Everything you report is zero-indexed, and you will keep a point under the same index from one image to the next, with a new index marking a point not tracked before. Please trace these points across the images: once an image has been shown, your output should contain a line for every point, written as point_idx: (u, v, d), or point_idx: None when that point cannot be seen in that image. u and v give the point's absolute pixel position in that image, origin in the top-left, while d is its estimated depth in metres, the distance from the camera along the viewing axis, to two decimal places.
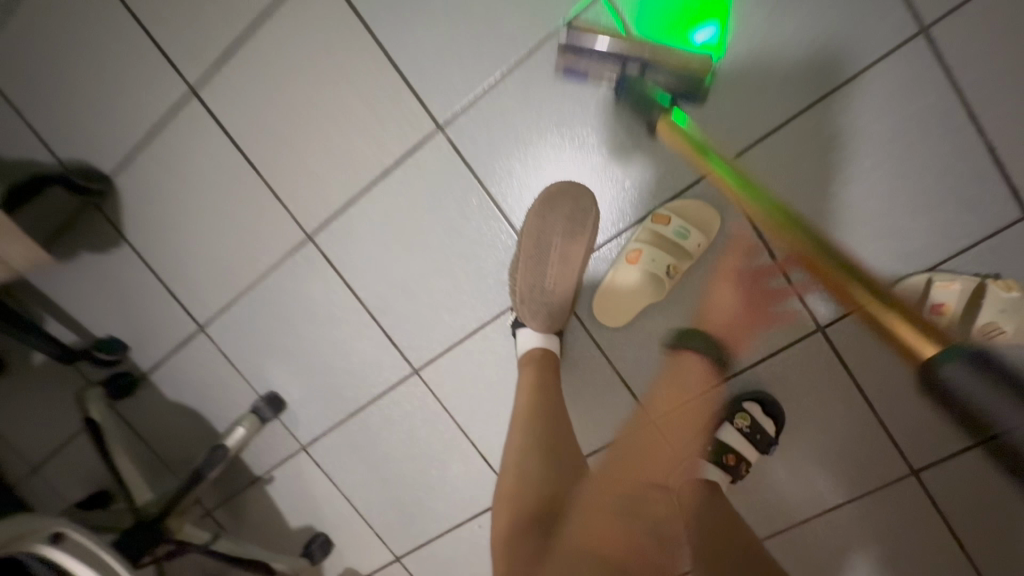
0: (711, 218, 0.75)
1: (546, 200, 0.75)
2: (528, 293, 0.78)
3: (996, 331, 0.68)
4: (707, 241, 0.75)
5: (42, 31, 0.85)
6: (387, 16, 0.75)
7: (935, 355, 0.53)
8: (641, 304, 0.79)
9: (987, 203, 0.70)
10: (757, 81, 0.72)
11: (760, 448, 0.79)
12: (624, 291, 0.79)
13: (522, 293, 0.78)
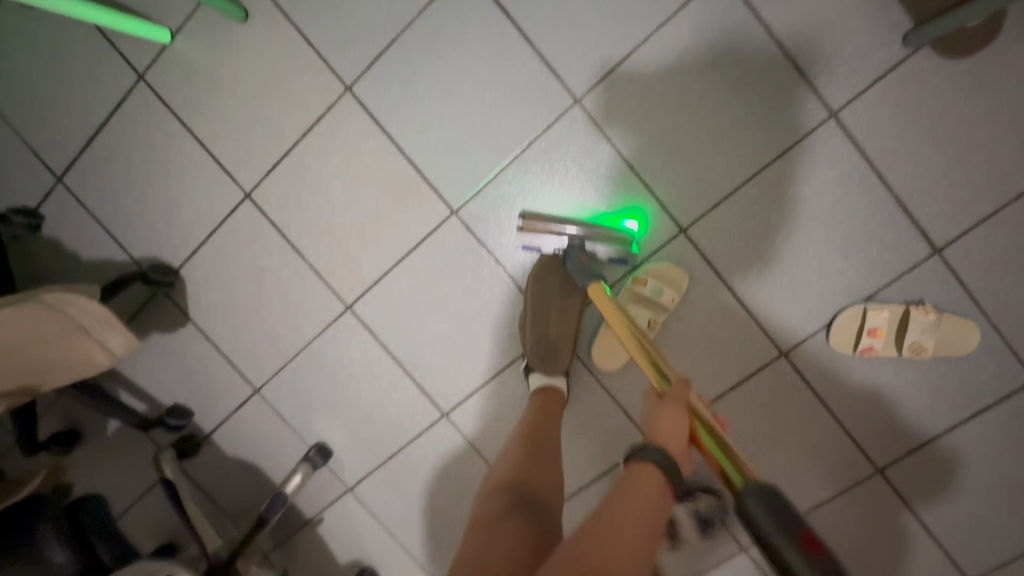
0: (680, 276, 0.91)
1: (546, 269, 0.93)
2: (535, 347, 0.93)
3: (919, 348, 0.85)
4: (679, 295, 0.91)
5: (120, 155, 1.03)
6: (407, 128, 0.93)
7: (742, 487, 0.62)
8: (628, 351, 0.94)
9: (903, 244, 0.86)
10: (708, 160, 0.88)
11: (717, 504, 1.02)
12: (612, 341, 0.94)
13: (529, 345, 0.93)
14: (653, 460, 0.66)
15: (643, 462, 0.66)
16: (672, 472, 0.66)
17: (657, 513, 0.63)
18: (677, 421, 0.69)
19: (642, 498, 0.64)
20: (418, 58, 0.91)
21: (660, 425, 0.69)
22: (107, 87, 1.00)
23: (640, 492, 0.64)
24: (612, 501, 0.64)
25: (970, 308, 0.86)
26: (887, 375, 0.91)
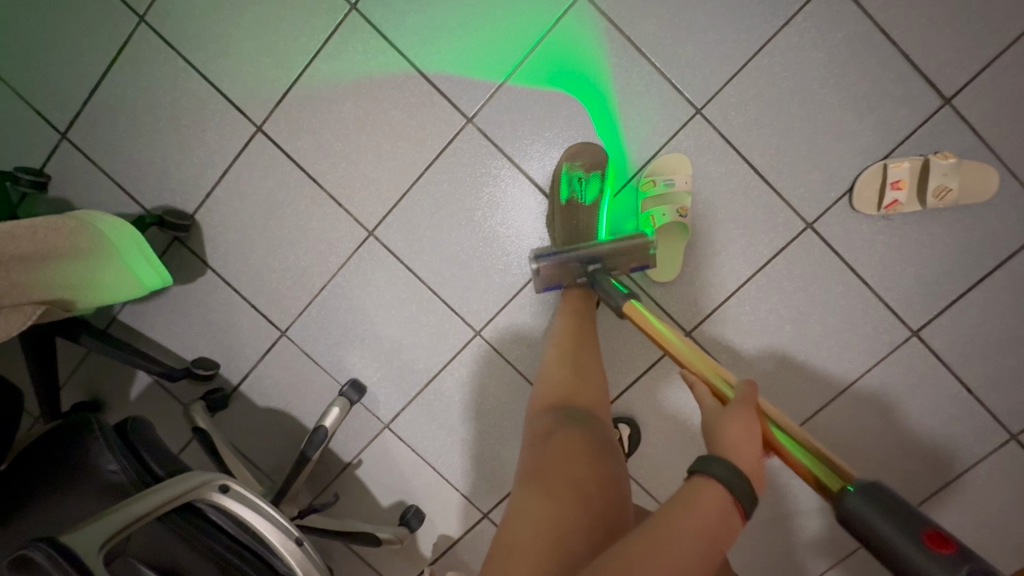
0: (683, 163, 0.93)
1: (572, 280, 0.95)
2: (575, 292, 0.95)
3: (946, 191, 0.87)
4: (689, 177, 0.92)
5: (126, 102, 1.02)
6: (415, 41, 0.95)
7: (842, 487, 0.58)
8: (671, 250, 0.95)
9: (913, 98, 0.89)
10: (716, 37, 0.91)
11: None
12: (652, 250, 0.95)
13: (562, 236, 0.95)
14: (720, 474, 0.58)
15: (705, 478, 0.58)
16: (741, 490, 0.57)
17: (709, 541, 0.54)
18: (746, 425, 0.64)
19: (702, 518, 0.55)
20: None
21: (730, 433, 0.63)
22: (108, 31, 0.99)
23: (704, 511, 0.55)
24: (673, 514, 0.55)
25: (984, 154, 0.89)
26: (910, 232, 0.93)
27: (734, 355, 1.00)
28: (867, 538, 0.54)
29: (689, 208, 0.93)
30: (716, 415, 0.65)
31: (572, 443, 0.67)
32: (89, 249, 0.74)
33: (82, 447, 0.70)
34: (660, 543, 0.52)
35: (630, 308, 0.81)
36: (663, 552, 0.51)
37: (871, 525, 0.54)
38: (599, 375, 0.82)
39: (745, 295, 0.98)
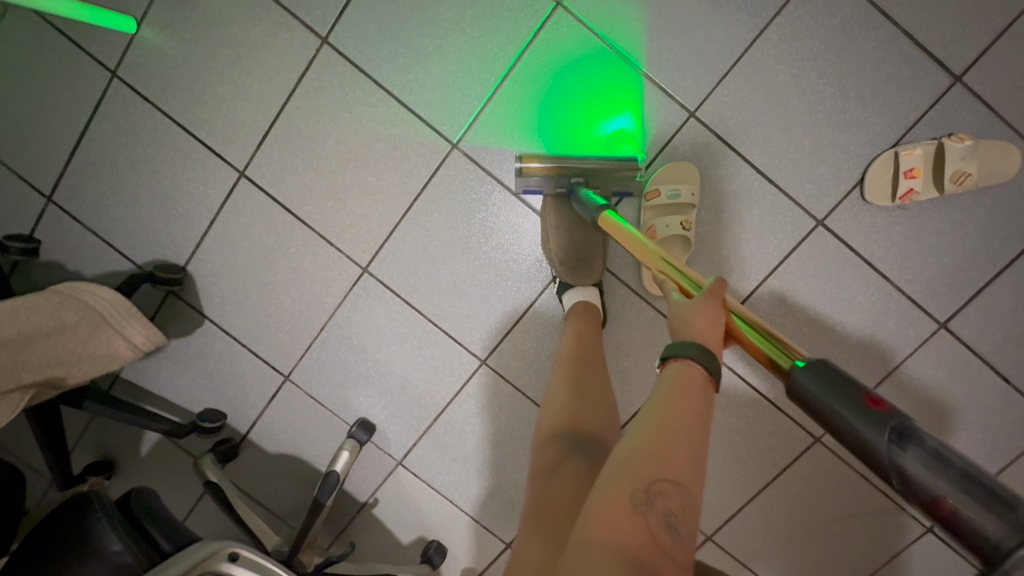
0: (690, 171, 0.88)
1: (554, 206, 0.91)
2: (569, 272, 0.90)
3: (965, 176, 0.81)
4: (697, 188, 0.88)
5: (107, 160, 1.00)
6: (391, 69, 0.92)
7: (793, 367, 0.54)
8: None
9: (920, 78, 0.84)
10: (704, 35, 0.86)
11: None
12: None
13: (559, 254, 0.90)
14: (693, 356, 0.57)
15: (683, 360, 0.58)
16: (716, 369, 0.57)
17: (698, 416, 0.54)
18: (711, 316, 0.61)
19: (684, 401, 0.55)
20: None
21: (695, 324, 0.60)
22: (82, 90, 0.97)
23: (688, 398, 0.55)
24: (663, 406, 0.54)
25: (1002, 131, 0.83)
26: (929, 220, 0.88)
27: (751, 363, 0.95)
28: (820, 416, 0.50)
29: (694, 222, 0.89)
30: (680, 309, 0.63)
31: (571, 483, 0.63)
32: (75, 321, 0.73)
33: (85, 527, 0.68)
34: (664, 441, 0.51)
35: (604, 215, 0.77)
36: (670, 449, 0.51)
37: (822, 402, 0.50)
38: (600, 379, 0.81)
39: (758, 300, 0.93)
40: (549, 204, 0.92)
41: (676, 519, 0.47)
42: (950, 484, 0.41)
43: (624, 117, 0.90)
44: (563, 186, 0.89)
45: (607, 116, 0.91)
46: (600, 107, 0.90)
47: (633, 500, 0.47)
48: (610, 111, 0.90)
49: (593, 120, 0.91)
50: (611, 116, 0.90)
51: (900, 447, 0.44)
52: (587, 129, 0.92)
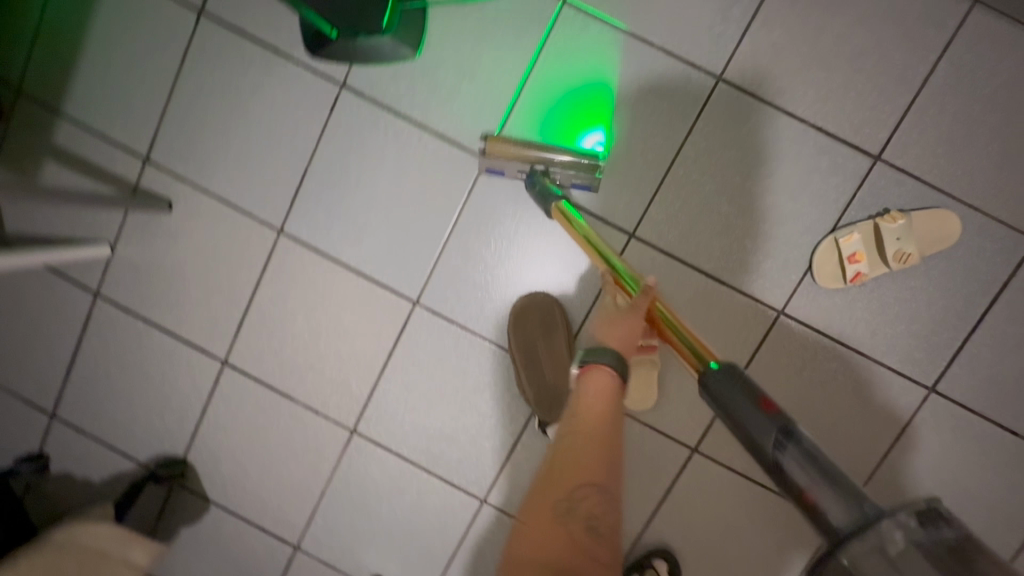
0: None
1: (517, 331, 0.91)
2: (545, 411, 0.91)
3: (905, 255, 0.83)
4: None
5: (101, 370, 1.06)
6: (344, 244, 0.97)
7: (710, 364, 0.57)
8: (647, 385, 0.90)
9: (841, 165, 0.86)
10: (626, 162, 0.90)
11: None
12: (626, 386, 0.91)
13: (531, 394, 0.91)
14: (601, 359, 0.63)
15: (594, 363, 0.63)
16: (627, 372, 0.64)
17: (608, 416, 0.59)
18: (630, 326, 0.67)
19: (594, 408, 0.60)
20: (331, 180, 0.96)
21: (611, 333, 0.68)
22: (70, 313, 1.04)
23: (597, 402, 0.61)
24: (579, 418, 0.60)
25: (933, 197, 0.85)
26: (888, 291, 0.88)
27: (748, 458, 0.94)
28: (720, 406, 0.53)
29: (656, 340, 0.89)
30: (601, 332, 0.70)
31: None
32: (76, 565, 0.79)
33: None
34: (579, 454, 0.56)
35: (561, 210, 0.79)
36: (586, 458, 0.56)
37: (728, 397, 0.53)
38: None
39: None
40: (512, 330, 0.91)
41: (599, 521, 0.52)
42: (811, 480, 0.45)
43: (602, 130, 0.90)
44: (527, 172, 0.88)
45: (586, 124, 0.90)
46: (583, 114, 0.90)
47: (556, 512, 0.53)
48: (590, 119, 0.90)
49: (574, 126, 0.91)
50: (590, 125, 0.90)
51: (817, 480, 0.44)
52: (566, 131, 0.91)
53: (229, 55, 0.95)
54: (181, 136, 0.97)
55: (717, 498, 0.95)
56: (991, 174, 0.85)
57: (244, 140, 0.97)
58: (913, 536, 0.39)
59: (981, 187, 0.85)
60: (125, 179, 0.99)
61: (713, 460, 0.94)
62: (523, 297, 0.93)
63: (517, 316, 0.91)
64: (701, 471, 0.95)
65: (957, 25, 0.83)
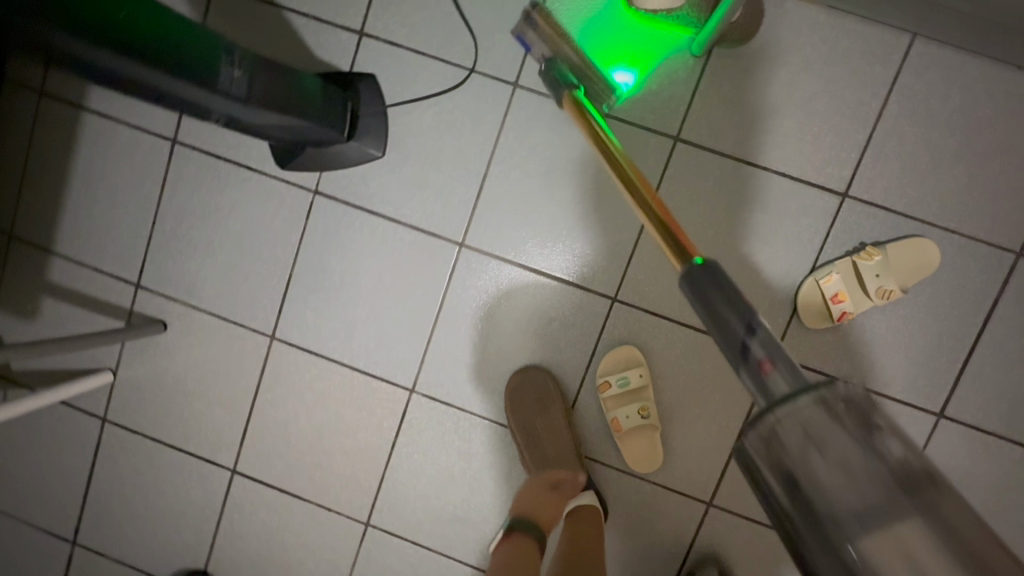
0: (630, 352, 0.91)
1: (515, 415, 0.92)
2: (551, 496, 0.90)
3: (888, 292, 0.82)
4: (642, 368, 0.90)
5: (115, 492, 1.07)
6: (336, 342, 0.99)
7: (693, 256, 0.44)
8: (651, 445, 0.91)
9: (810, 207, 0.86)
10: (598, 229, 0.92)
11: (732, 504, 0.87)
12: (631, 449, 0.91)
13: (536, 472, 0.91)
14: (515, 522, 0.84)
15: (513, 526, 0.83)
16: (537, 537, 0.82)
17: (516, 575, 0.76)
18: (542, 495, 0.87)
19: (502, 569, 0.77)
20: (316, 282, 0.98)
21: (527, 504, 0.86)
22: (80, 441, 1.07)
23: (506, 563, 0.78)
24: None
25: (906, 226, 0.85)
26: (879, 323, 0.87)
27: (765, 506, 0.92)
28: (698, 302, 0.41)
29: (651, 400, 0.91)
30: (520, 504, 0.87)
31: None
32: None
33: None
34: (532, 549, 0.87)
35: (572, 99, 0.72)
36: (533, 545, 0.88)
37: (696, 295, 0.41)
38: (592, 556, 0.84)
39: None
40: (512, 413, 0.92)
41: None
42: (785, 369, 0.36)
43: (633, 75, 0.88)
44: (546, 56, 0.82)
45: (621, 59, 0.88)
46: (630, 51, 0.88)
47: None
48: (626, 56, 0.88)
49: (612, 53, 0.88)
50: (625, 62, 0.88)
51: (771, 353, 0.36)
52: (604, 52, 0.88)
53: (206, 178, 0.99)
54: (168, 259, 1.01)
55: (741, 552, 0.93)
56: (961, 196, 0.85)
57: (228, 254, 1.00)
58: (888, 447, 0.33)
59: (953, 210, 0.85)
60: (120, 306, 1.03)
61: (730, 512, 0.93)
62: (522, 378, 0.93)
63: (517, 395, 0.93)
64: (719, 525, 0.93)
65: (902, 58, 0.84)
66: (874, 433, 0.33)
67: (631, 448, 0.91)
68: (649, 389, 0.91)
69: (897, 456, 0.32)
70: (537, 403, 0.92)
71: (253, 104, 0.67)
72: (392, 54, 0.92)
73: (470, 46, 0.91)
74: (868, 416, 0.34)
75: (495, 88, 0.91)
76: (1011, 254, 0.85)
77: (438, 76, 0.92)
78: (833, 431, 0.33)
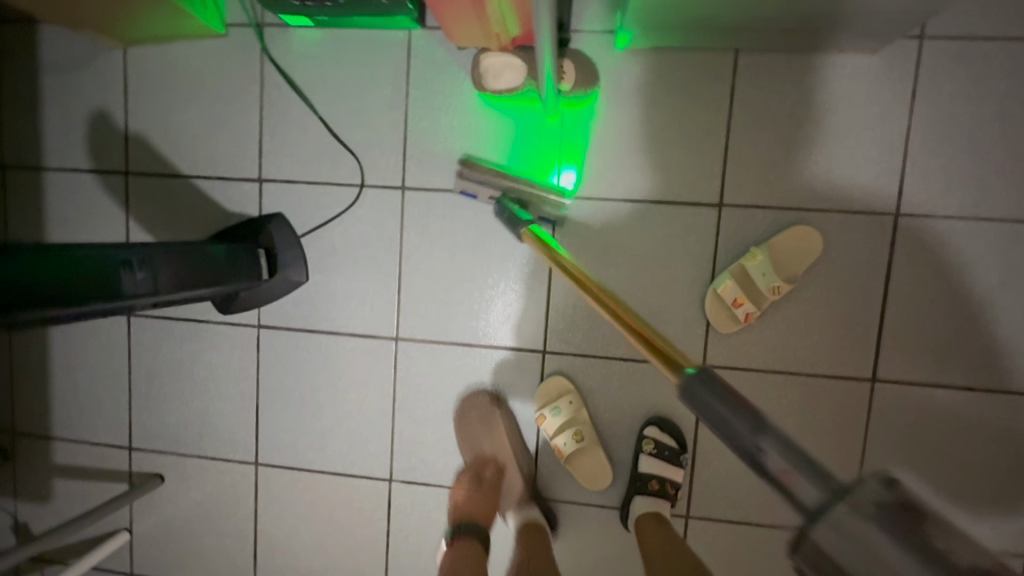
0: (559, 383, 0.97)
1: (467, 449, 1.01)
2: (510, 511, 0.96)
3: (778, 287, 0.87)
4: (572, 396, 0.96)
5: None
6: (312, 453, 1.07)
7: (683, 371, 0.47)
8: (599, 462, 0.96)
9: (692, 224, 0.93)
10: (512, 292, 0.99)
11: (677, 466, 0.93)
12: (584, 472, 0.96)
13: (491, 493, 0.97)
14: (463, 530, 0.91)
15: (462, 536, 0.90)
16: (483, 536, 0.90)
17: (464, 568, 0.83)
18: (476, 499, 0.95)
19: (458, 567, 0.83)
20: (281, 405, 1.07)
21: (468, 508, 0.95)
22: None
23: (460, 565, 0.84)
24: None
25: (784, 218, 0.91)
26: (789, 311, 0.91)
27: (739, 505, 0.96)
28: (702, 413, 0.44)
29: (589, 422, 0.96)
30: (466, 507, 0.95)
31: None
32: None
33: None
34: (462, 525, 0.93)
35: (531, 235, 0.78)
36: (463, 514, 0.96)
37: (699, 402, 0.44)
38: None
39: (703, 453, 0.96)
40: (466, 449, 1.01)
41: None
42: (793, 465, 0.38)
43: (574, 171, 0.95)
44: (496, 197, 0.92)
45: (559, 163, 0.95)
46: (557, 152, 0.95)
47: None
48: (562, 159, 0.95)
49: (547, 160, 0.95)
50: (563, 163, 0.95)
51: (797, 468, 0.38)
52: (540, 166, 0.96)
53: (163, 340, 1.09)
54: (150, 417, 1.11)
55: (729, 554, 0.96)
56: (826, 178, 0.90)
57: (200, 400, 1.09)
58: (942, 547, 0.33)
59: (824, 192, 0.90)
60: (121, 469, 1.13)
61: (707, 519, 0.96)
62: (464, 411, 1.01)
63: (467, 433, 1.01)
64: (700, 533, 0.97)
65: (733, 71, 0.90)
66: (929, 542, 0.33)
67: (581, 470, 0.96)
68: (584, 413, 0.96)
69: (962, 565, 0.32)
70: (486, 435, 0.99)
71: (160, 293, 0.78)
72: (291, 191, 1.02)
73: (354, 166, 1.00)
74: (914, 518, 0.34)
75: (386, 195, 1.00)
76: (890, 217, 0.89)
77: (335, 199, 1.01)
78: (884, 554, 0.33)
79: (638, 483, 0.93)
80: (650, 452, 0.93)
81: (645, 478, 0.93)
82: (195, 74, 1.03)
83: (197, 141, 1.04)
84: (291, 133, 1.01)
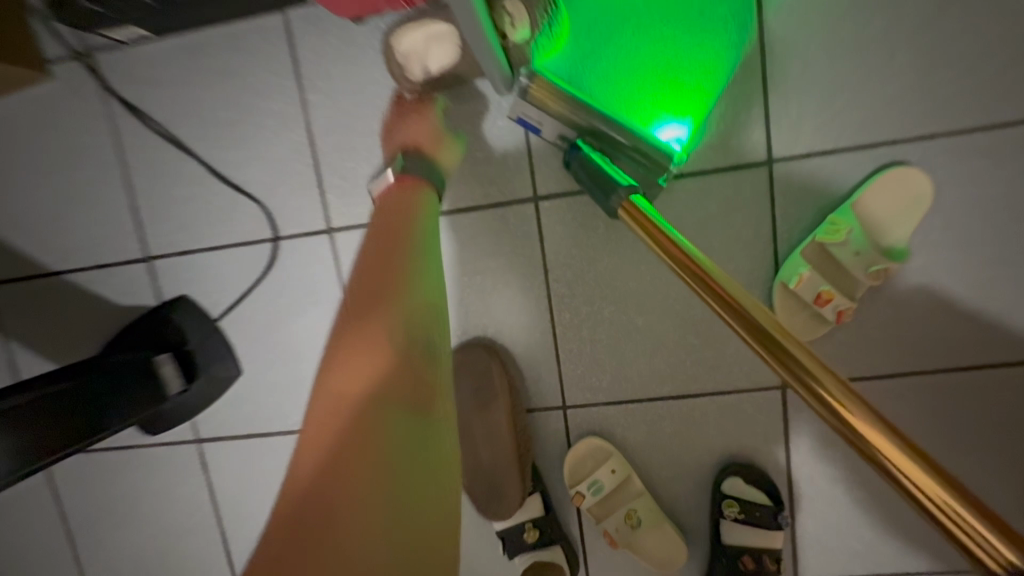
0: (593, 444, 0.72)
1: (428, 184, 0.63)
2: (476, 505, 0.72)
3: (880, 270, 0.61)
4: (614, 459, 0.71)
5: None
6: None
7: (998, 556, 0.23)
8: (660, 537, 0.71)
9: (733, 197, 0.65)
10: (506, 338, 0.72)
11: (772, 528, 0.69)
12: (644, 552, 0.71)
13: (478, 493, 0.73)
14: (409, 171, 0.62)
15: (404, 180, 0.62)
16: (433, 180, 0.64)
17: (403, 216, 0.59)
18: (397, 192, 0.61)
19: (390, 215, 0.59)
20: (251, 529, 0.84)
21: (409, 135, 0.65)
22: None
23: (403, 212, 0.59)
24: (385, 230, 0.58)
25: (867, 160, 0.63)
26: (895, 292, 0.64)
27: (866, 558, 0.70)
28: None
29: (642, 488, 0.71)
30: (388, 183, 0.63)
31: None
32: None
33: None
34: (359, 313, 0.50)
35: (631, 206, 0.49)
36: (377, 283, 0.52)
37: None
38: None
39: (805, 500, 0.70)
40: (424, 179, 0.63)
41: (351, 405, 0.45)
42: None
43: (682, 124, 0.64)
44: (564, 139, 0.62)
45: (663, 107, 0.64)
46: (666, 89, 0.63)
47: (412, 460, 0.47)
48: (672, 103, 0.63)
49: (648, 97, 0.63)
50: (669, 109, 0.63)
51: None
52: (636, 108, 0.64)
53: (92, 477, 0.86)
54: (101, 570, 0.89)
55: None
56: (920, 89, 0.61)
57: (155, 541, 0.87)
58: None
59: (919, 111, 0.61)
60: None
61: None
62: (435, 143, 0.65)
63: (417, 148, 0.64)
64: None
65: None
66: None
67: (641, 555, 0.71)
68: (633, 478, 0.71)
69: None
70: (429, 130, 0.65)
71: None
72: (189, 264, 0.77)
73: (260, 214, 0.74)
74: None
75: (310, 244, 0.74)
76: None
77: (248, 262, 0.75)
78: None
79: (725, 560, 0.69)
80: (734, 517, 0.68)
81: (732, 553, 0.69)
82: (29, 138, 0.77)
83: (58, 225, 0.79)
84: (168, 188, 0.75)
